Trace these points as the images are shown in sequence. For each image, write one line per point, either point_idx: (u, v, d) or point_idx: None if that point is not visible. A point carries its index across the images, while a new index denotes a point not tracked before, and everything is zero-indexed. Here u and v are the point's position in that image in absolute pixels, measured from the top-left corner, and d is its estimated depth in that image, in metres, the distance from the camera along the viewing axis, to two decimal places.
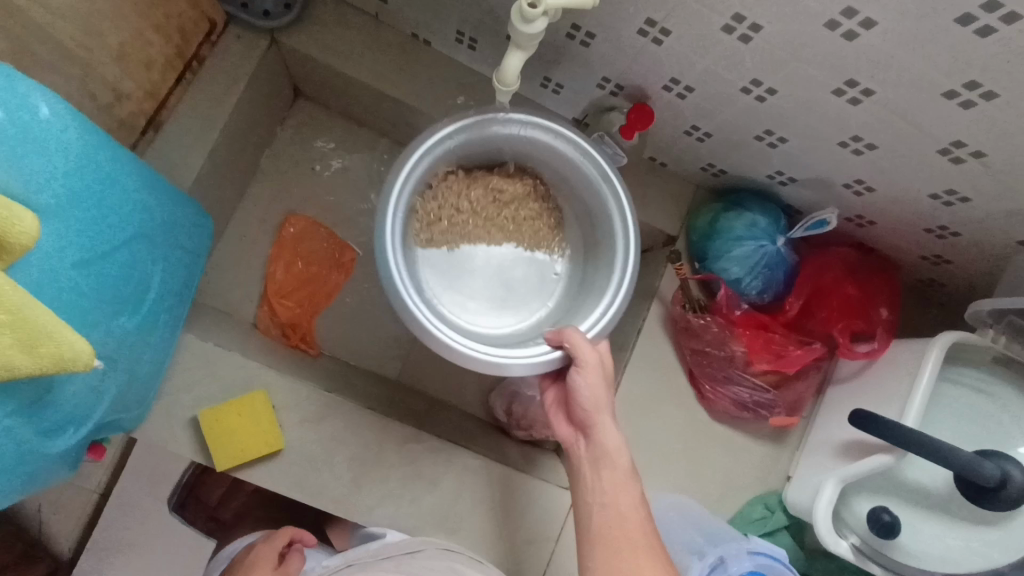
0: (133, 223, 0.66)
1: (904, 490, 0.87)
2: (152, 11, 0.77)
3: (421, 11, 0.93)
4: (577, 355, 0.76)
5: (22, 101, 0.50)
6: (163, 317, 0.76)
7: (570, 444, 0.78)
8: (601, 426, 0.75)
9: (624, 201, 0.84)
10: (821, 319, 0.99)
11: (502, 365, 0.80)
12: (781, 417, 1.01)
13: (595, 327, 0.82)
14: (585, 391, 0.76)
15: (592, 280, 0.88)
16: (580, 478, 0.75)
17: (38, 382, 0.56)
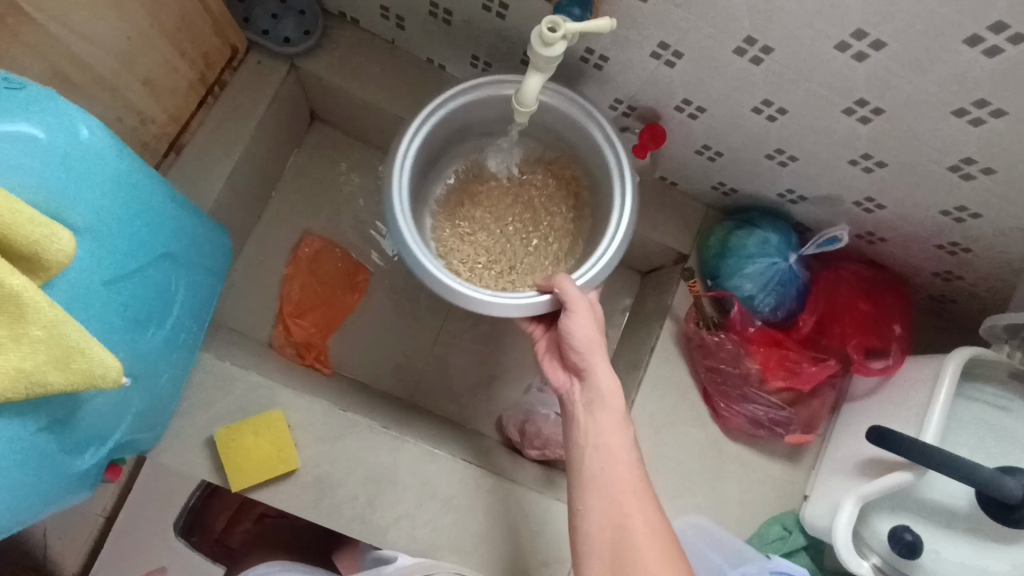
0: (161, 242, 0.67)
1: (925, 509, 0.86)
2: (178, 38, 0.79)
3: (436, 37, 0.95)
4: (567, 301, 0.77)
5: (63, 123, 0.52)
6: (184, 336, 0.77)
7: (564, 389, 0.80)
8: (594, 367, 0.77)
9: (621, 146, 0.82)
10: (835, 335, 0.99)
11: (486, 305, 0.79)
12: (797, 435, 1.00)
13: (587, 275, 0.80)
14: (577, 334, 0.77)
15: (597, 241, 0.87)
16: (572, 420, 0.77)
17: (66, 399, 0.56)
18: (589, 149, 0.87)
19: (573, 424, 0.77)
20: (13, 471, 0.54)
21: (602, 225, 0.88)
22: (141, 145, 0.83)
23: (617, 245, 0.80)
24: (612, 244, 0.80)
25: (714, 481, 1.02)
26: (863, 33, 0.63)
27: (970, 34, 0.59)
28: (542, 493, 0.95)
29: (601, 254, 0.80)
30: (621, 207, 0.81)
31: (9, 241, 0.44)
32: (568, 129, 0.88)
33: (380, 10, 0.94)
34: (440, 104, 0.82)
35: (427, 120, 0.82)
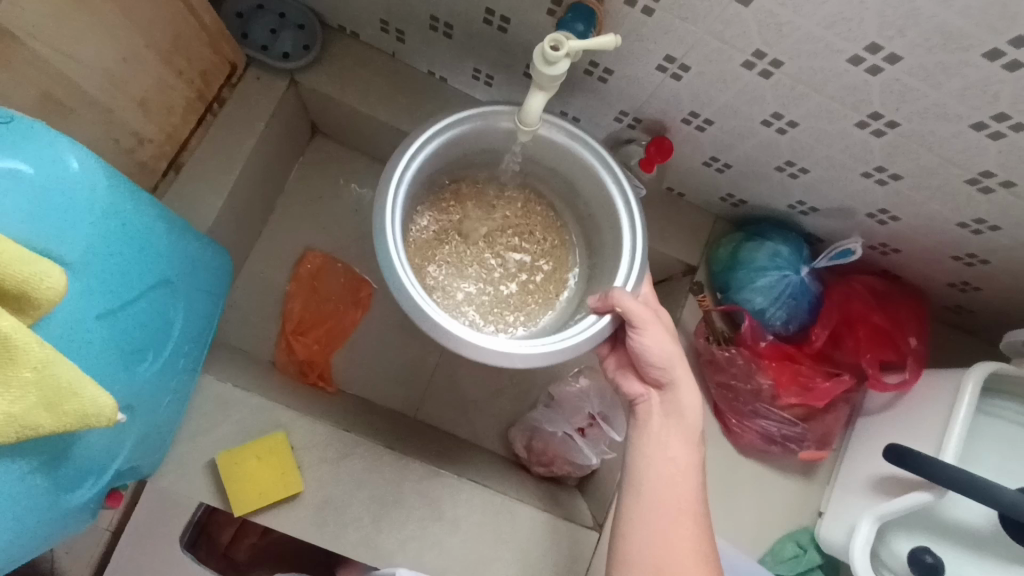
0: (155, 269, 0.66)
1: (943, 530, 0.84)
2: (174, 57, 0.78)
3: (437, 50, 0.94)
4: (629, 315, 0.73)
5: (53, 160, 0.51)
6: (183, 361, 0.76)
7: (640, 400, 0.78)
8: (677, 379, 0.75)
9: (620, 176, 0.80)
10: (850, 348, 0.97)
11: (512, 356, 0.74)
12: (810, 452, 0.98)
13: (632, 280, 0.77)
14: (651, 347, 0.74)
15: (601, 267, 0.86)
16: (640, 427, 0.76)
17: (59, 437, 0.55)
18: (585, 181, 0.85)
19: (639, 431, 0.76)
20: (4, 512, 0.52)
21: (603, 247, 0.87)
22: (139, 165, 0.81)
23: (636, 261, 0.77)
24: (630, 264, 0.78)
25: (725, 497, 1.00)
26: (877, 46, 0.61)
27: (990, 48, 0.56)
28: (551, 514, 0.93)
29: (625, 268, 0.78)
30: (629, 230, 0.79)
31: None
32: (558, 156, 0.85)
33: (379, 24, 0.93)
34: (423, 141, 0.77)
35: (413, 159, 0.77)
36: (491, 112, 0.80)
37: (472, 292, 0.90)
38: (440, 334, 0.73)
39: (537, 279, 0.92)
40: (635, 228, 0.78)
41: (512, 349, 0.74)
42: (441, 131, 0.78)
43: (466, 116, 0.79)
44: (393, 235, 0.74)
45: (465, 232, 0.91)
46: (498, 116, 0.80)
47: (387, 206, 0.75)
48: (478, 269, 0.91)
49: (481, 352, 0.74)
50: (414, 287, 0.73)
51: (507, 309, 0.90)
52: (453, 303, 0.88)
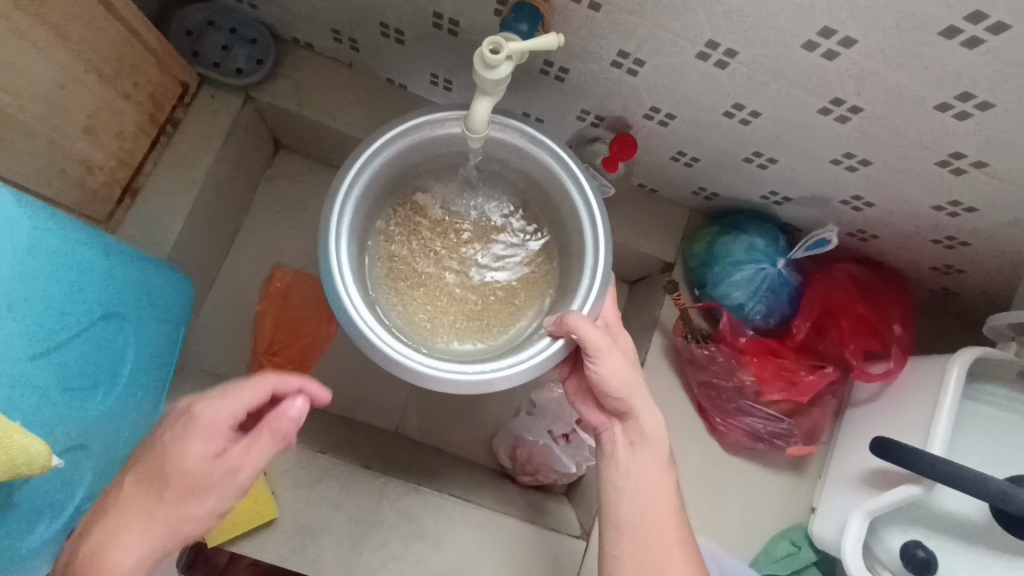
0: (94, 302, 0.64)
1: (938, 522, 0.82)
2: (118, 80, 0.76)
3: (394, 58, 0.91)
4: (586, 344, 0.71)
5: None
6: (144, 393, 0.74)
7: (603, 429, 0.76)
8: (637, 409, 0.72)
9: (575, 167, 0.80)
10: (833, 339, 0.95)
11: (490, 381, 0.74)
12: (799, 447, 0.95)
13: (589, 302, 0.77)
14: (609, 377, 0.72)
15: (572, 269, 0.83)
16: (609, 459, 0.74)
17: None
18: (546, 180, 0.84)
19: (611, 460, 0.74)
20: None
21: (571, 249, 0.85)
22: (90, 192, 0.80)
23: (596, 281, 0.77)
24: (592, 275, 0.78)
25: (717, 500, 0.98)
26: (831, 31, 0.58)
27: (947, 26, 0.54)
28: (535, 525, 0.91)
29: (584, 286, 0.78)
30: (592, 233, 0.79)
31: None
32: (522, 161, 0.84)
33: (331, 34, 0.91)
34: (366, 159, 0.77)
35: (356, 179, 0.77)
36: (430, 122, 0.79)
37: (433, 306, 0.84)
38: (390, 364, 0.73)
39: (507, 291, 0.86)
40: (596, 227, 0.79)
41: (492, 374, 0.73)
42: (384, 146, 0.78)
43: (416, 122, 0.79)
44: (338, 254, 0.74)
45: (422, 242, 0.86)
46: (441, 124, 0.80)
47: (332, 221, 0.75)
48: (442, 280, 0.85)
49: (463, 380, 0.73)
50: (358, 312, 0.74)
51: (474, 324, 0.84)
52: (412, 309, 0.84)
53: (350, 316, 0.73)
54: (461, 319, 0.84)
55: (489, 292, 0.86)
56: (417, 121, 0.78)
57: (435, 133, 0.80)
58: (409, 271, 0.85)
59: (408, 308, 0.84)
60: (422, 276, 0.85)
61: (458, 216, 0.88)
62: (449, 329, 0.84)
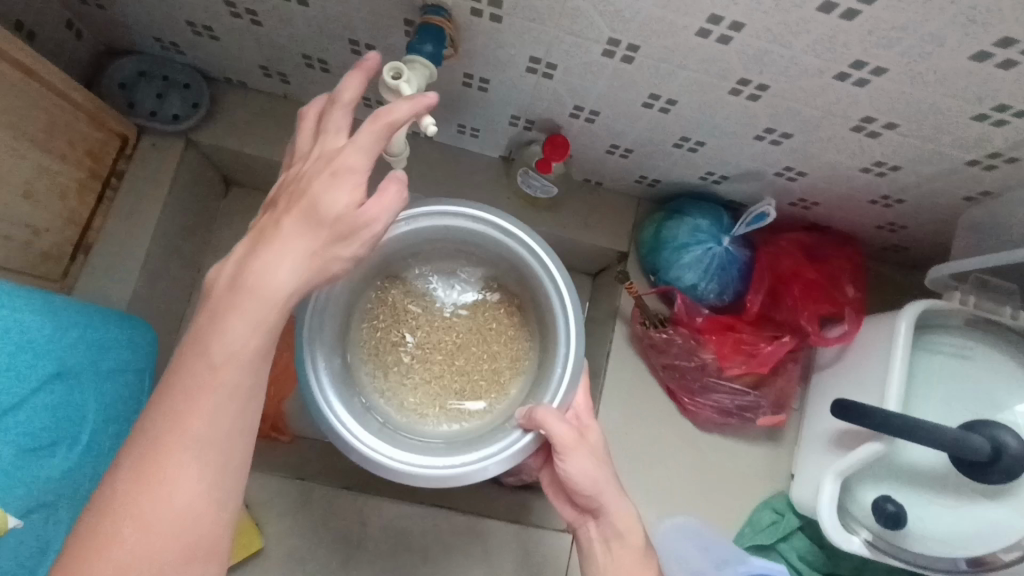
0: (41, 363, 0.65)
1: (906, 475, 0.83)
2: (52, 144, 0.78)
3: (325, 86, 0.93)
4: (555, 441, 0.70)
5: None
6: (121, 443, 0.76)
7: (578, 525, 0.73)
8: (607, 507, 0.69)
9: (541, 254, 0.81)
10: (789, 309, 0.96)
11: (483, 468, 0.76)
12: (768, 417, 0.97)
13: (559, 394, 0.78)
14: (577, 477, 0.69)
15: (549, 347, 0.85)
16: (589, 560, 0.70)
17: None
18: (515, 260, 0.85)
19: (591, 561, 0.70)
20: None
21: (547, 326, 0.85)
22: (41, 257, 0.82)
23: (567, 370, 0.78)
24: (564, 365, 0.79)
25: (696, 477, 1.01)
26: (718, 17, 0.60)
27: (823, 2, 0.56)
28: (518, 523, 0.93)
29: (558, 376, 0.79)
30: (563, 322, 0.80)
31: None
32: (488, 242, 0.85)
33: (260, 70, 0.92)
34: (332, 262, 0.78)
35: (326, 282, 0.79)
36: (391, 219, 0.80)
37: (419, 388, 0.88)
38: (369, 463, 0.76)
39: (490, 365, 0.89)
40: (567, 314, 0.80)
41: (473, 467, 0.75)
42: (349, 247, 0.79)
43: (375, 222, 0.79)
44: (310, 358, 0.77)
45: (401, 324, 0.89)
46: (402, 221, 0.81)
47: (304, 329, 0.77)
48: (426, 361, 0.89)
49: (441, 475, 0.76)
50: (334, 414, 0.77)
51: (460, 402, 0.88)
52: (399, 392, 0.87)
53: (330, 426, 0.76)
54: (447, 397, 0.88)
55: (474, 368, 0.89)
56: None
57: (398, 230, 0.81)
58: (392, 356, 0.88)
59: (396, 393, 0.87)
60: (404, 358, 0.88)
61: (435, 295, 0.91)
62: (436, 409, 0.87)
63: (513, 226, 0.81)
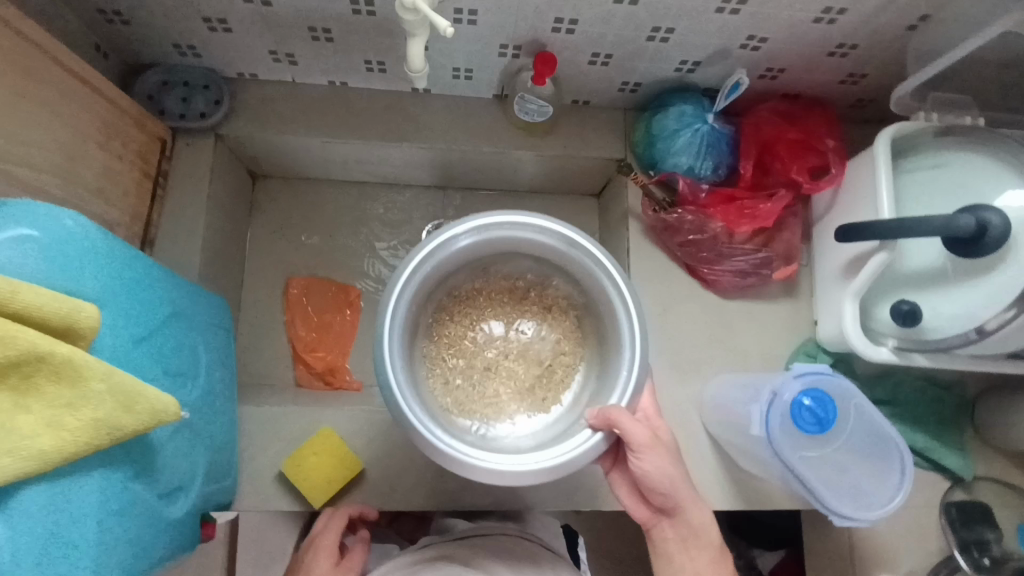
0: (165, 300, 0.72)
1: (914, 280, 0.93)
2: (111, 145, 0.88)
3: (330, 60, 1.04)
4: (628, 438, 0.79)
5: (46, 217, 0.56)
6: (215, 389, 0.85)
7: (650, 524, 0.89)
8: (682, 504, 0.85)
9: (603, 259, 0.86)
10: (779, 169, 1.06)
11: (562, 466, 0.80)
12: (782, 269, 1.07)
13: (627, 394, 0.83)
14: (651, 475, 0.82)
15: (608, 352, 0.92)
16: (663, 553, 0.87)
17: (143, 445, 0.63)
18: (571, 267, 0.92)
19: (665, 554, 0.87)
20: (95, 530, 0.57)
21: (605, 335, 0.93)
22: None
23: (636, 372, 0.83)
24: (630, 370, 0.83)
25: (733, 342, 1.10)
26: None
27: None
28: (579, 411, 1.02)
29: (626, 375, 0.83)
30: (629, 333, 0.84)
31: (29, 322, 0.50)
32: (544, 251, 0.92)
33: (270, 56, 1.02)
34: (407, 277, 0.82)
35: (401, 294, 0.82)
36: (454, 234, 0.85)
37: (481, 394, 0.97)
38: (451, 463, 0.79)
39: (547, 369, 0.99)
40: (633, 331, 0.84)
41: (557, 464, 0.79)
42: (421, 261, 0.84)
43: (444, 237, 0.84)
44: (394, 376, 0.79)
45: (459, 336, 1.00)
46: (464, 237, 0.86)
47: (383, 344, 0.79)
48: (486, 367, 0.99)
49: (530, 475, 0.79)
50: (423, 424, 0.79)
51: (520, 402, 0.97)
52: (465, 400, 0.96)
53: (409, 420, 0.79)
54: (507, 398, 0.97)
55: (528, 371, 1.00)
56: (444, 235, 0.84)
57: (462, 245, 0.87)
58: (452, 368, 0.98)
59: (460, 399, 0.95)
60: (464, 367, 0.99)
61: (489, 302, 1.03)
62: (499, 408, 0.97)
63: (566, 234, 0.87)
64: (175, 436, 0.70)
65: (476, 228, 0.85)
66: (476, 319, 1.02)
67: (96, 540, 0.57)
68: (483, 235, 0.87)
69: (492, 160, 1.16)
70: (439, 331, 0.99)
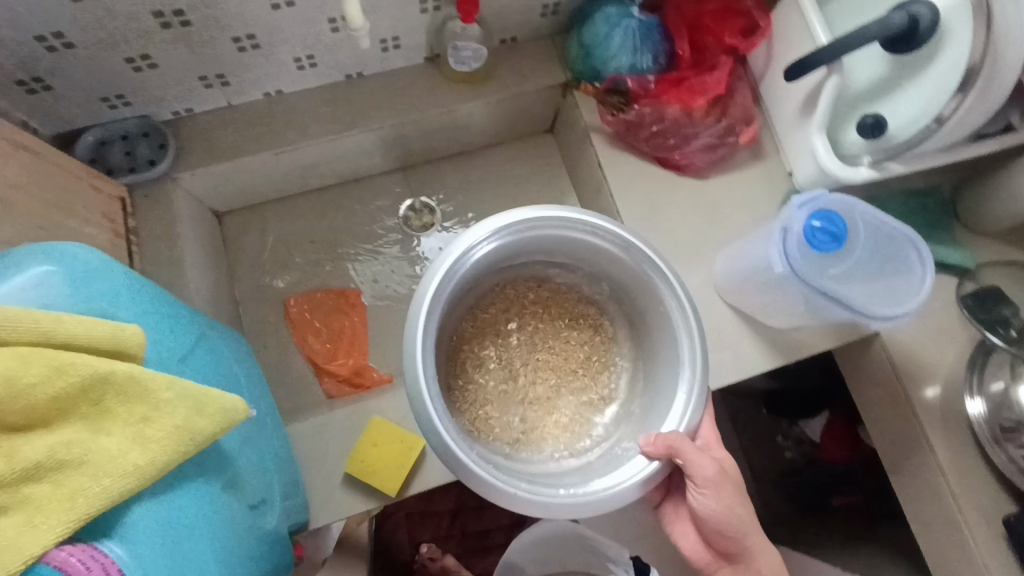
0: (191, 327, 0.74)
1: (869, 94, 0.98)
2: (75, 208, 0.86)
3: (260, 70, 1.04)
4: (691, 471, 0.84)
5: (65, 261, 0.60)
6: (263, 407, 0.86)
7: (709, 564, 0.94)
8: (749, 551, 0.89)
9: (653, 257, 0.90)
10: (712, 41, 1.09)
11: (605, 501, 0.84)
12: (746, 132, 1.10)
13: (685, 419, 0.87)
14: (717, 516, 0.87)
15: (655, 377, 0.98)
16: None
17: (214, 458, 0.65)
18: (613, 266, 0.98)
19: None
20: (193, 540, 0.58)
21: (653, 357, 0.99)
22: None
23: (693, 398, 0.87)
24: (689, 390, 0.88)
25: (725, 216, 1.12)
26: None
27: None
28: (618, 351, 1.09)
29: (685, 403, 0.88)
30: (685, 339, 0.89)
31: (81, 347, 0.53)
32: (579, 246, 0.97)
33: (200, 82, 1.02)
34: (437, 291, 0.84)
35: (433, 313, 0.84)
36: (479, 241, 0.87)
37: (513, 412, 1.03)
38: (489, 491, 0.80)
39: (582, 385, 1.06)
40: (686, 342, 0.89)
41: (605, 500, 0.84)
42: (456, 264, 0.86)
43: (473, 248, 0.86)
44: (436, 408, 0.80)
45: (487, 356, 1.06)
46: (482, 248, 0.88)
47: (415, 366, 0.80)
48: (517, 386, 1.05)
49: (582, 506, 0.83)
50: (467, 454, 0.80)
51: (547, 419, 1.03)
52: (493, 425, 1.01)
53: (468, 465, 0.79)
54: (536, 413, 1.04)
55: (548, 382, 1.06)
56: (465, 245, 0.85)
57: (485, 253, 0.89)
58: (484, 391, 1.04)
59: (485, 421, 1.01)
60: (494, 388, 1.04)
61: (514, 314, 1.09)
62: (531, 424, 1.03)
63: (615, 232, 0.91)
64: (240, 452, 0.72)
65: (500, 236, 0.88)
66: (504, 328, 1.08)
67: (199, 549, 0.59)
68: (508, 242, 0.90)
69: (442, 122, 1.18)
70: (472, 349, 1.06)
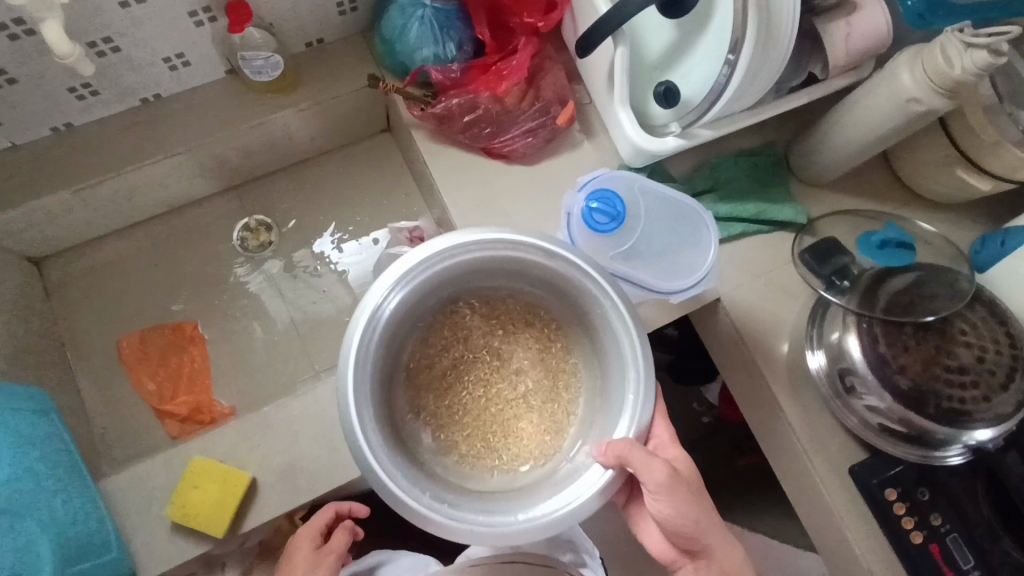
0: None
1: (663, 63, 0.97)
2: None
3: (36, 106, 0.97)
4: (642, 474, 0.73)
5: None
6: (47, 466, 0.83)
7: (676, 564, 0.81)
8: (712, 549, 0.77)
9: (620, 300, 0.78)
10: (515, 22, 1.06)
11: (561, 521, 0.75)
12: (563, 112, 1.07)
13: (633, 422, 0.77)
14: (675, 518, 0.76)
15: (609, 363, 0.83)
16: None
17: None
18: (535, 271, 0.83)
19: None
20: None
21: (604, 346, 0.84)
22: None
23: (641, 392, 0.77)
24: (635, 389, 0.77)
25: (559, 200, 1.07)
26: None
27: None
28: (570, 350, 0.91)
29: (629, 408, 0.78)
30: (620, 320, 0.78)
31: None
32: (498, 263, 0.82)
33: None
34: (351, 359, 0.73)
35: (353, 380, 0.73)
36: (374, 305, 0.75)
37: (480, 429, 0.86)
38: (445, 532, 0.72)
39: (552, 381, 0.89)
40: (627, 326, 0.78)
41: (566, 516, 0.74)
42: (360, 336, 0.75)
43: (370, 310, 0.75)
44: (384, 471, 0.72)
45: (448, 376, 0.89)
46: (385, 305, 0.76)
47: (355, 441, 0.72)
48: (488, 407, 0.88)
49: (532, 530, 0.74)
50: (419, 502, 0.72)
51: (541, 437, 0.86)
52: (467, 446, 0.86)
53: (414, 508, 0.71)
54: (508, 431, 0.87)
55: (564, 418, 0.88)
56: (366, 313, 0.75)
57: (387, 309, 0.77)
58: (445, 410, 0.87)
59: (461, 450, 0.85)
60: (465, 417, 0.87)
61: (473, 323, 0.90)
62: (502, 444, 0.86)
63: (524, 244, 0.78)
64: None
65: (395, 283, 0.76)
66: (462, 345, 0.90)
67: None
68: (406, 288, 0.77)
69: (259, 137, 1.13)
70: (421, 370, 0.88)
